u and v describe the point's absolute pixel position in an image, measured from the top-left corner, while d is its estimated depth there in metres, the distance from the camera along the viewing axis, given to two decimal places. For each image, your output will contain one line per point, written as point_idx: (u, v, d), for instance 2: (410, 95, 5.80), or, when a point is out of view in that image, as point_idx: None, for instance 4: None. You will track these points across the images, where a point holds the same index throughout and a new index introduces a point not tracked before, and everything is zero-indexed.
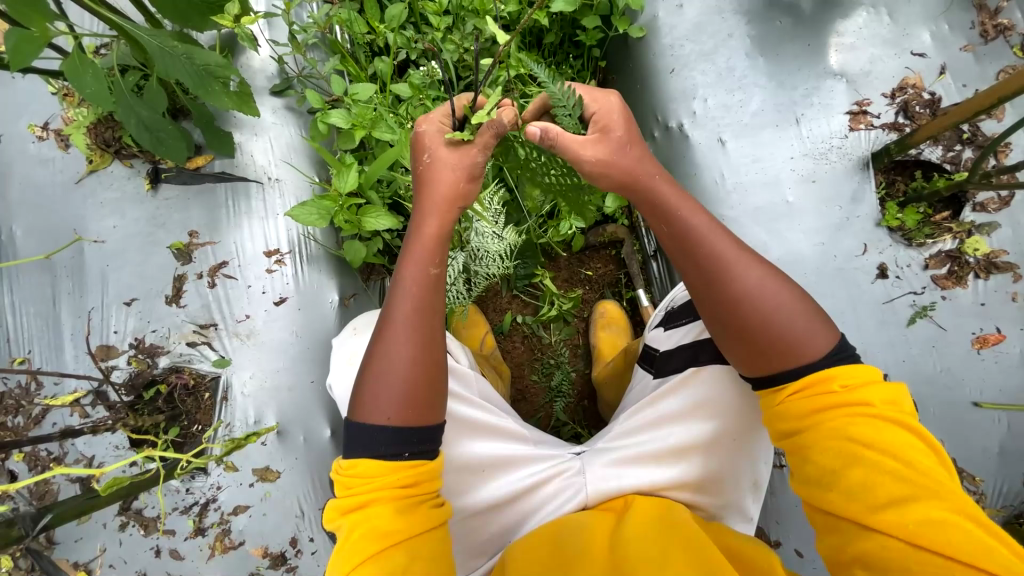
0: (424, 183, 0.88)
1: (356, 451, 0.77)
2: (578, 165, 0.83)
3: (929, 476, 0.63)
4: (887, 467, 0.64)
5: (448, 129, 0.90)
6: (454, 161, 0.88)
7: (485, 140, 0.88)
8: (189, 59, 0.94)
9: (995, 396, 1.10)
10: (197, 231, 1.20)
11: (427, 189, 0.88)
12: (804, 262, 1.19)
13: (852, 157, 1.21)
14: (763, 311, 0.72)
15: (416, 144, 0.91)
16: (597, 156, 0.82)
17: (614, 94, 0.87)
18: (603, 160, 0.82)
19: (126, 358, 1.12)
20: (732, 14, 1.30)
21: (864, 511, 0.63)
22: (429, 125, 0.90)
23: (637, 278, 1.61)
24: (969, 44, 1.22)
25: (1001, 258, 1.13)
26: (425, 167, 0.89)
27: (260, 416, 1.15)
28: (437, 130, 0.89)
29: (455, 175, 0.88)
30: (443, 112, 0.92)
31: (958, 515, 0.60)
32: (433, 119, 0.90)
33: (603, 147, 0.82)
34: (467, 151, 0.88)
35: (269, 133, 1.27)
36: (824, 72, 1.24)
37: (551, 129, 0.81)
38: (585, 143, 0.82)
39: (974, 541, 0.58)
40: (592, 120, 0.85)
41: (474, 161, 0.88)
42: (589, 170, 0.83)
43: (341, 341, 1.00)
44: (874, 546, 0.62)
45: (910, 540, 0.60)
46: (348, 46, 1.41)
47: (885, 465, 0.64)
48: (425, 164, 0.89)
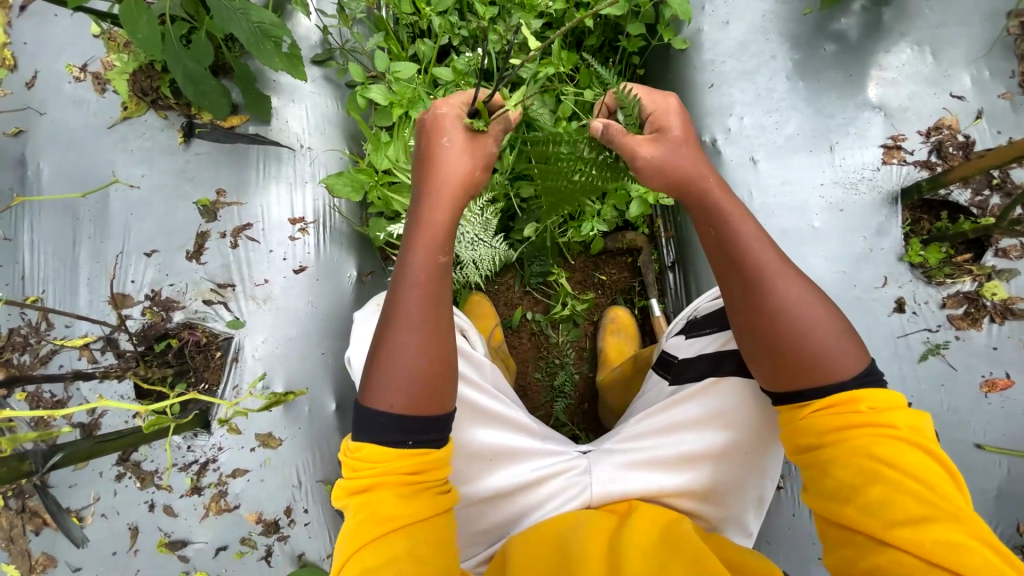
0: (437, 167, 0.89)
1: (363, 435, 0.77)
2: (631, 160, 0.88)
3: (947, 500, 0.64)
4: (908, 487, 0.65)
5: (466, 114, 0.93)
6: (470, 150, 0.91)
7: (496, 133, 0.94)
8: (245, 15, 0.95)
9: (998, 439, 1.11)
10: (225, 190, 1.19)
11: (439, 173, 0.89)
12: (823, 288, 1.20)
13: (881, 190, 1.22)
14: (797, 327, 0.73)
15: (435, 126, 0.92)
16: (652, 155, 0.86)
17: (673, 97, 0.92)
18: (657, 159, 0.86)
19: (141, 309, 1.11)
20: (777, 36, 1.32)
21: (881, 527, 0.64)
22: (448, 109, 0.93)
23: (651, 288, 1.62)
24: (1007, 92, 1.23)
25: (1018, 305, 1.14)
26: (438, 149, 0.90)
27: (268, 383, 1.14)
28: (458, 115, 0.92)
29: (470, 163, 0.90)
30: (463, 99, 0.95)
31: (976, 540, 0.61)
32: (453, 102, 0.94)
33: (659, 147, 0.86)
34: (483, 142, 0.92)
35: (306, 101, 1.27)
36: (862, 104, 1.26)
37: (612, 126, 0.89)
38: (641, 142, 0.87)
39: (990, 566, 0.59)
40: (649, 120, 0.90)
41: (487, 151, 0.92)
42: (642, 167, 0.87)
43: (364, 316, 1.01)
44: (888, 561, 0.63)
45: (926, 557, 0.61)
46: (392, 25, 1.41)
47: (904, 485, 0.65)
48: (441, 147, 0.90)
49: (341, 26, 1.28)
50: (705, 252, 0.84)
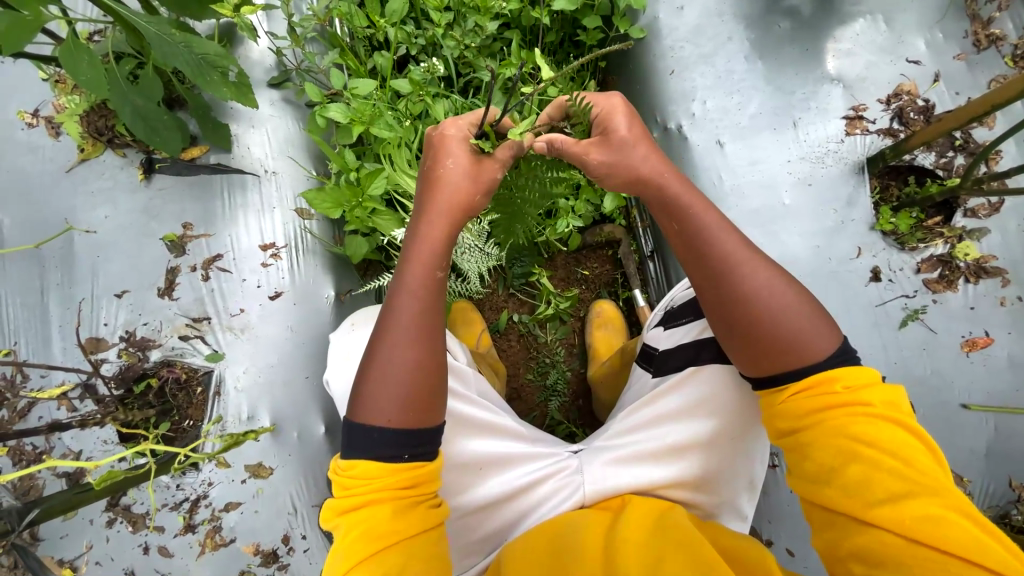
0: (440, 187, 0.85)
1: (355, 453, 0.76)
2: (584, 168, 0.88)
3: (925, 474, 0.64)
4: (886, 464, 0.65)
5: (472, 134, 0.89)
6: (474, 173, 0.87)
7: (503, 157, 0.89)
8: (187, 48, 0.93)
9: (983, 398, 1.12)
10: (191, 223, 1.18)
11: (439, 193, 0.85)
12: (799, 264, 1.20)
13: (847, 161, 1.23)
14: (771, 310, 0.73)
15: (439, 146, 0.87)
16: (603, 159, 0.85)
17: (616, 95, 0.89)
18: (608, 163, 0.85)
19: (116, 351, 1.10)
20: (732, 17, 1.32)
21: (861, 507, 0.65)
22: (456, 129, 0.89)
23: (634, 279, 1.62)
24: (962, 53, 1.24)
25: (990, 263, 1.15)
26: (442, 171, 0.86)
27: (254, 413, 1.13)
28: (463, 135, 0.88)
29: (473, 188, 0.87)
30: (473, 119, 0.91)
31: (954, 512, 0.61)
32: (462, 124, 0.89)
33: (607, 151, 0.85)
34: (489, 168, 0.88)
35: (266, 125, 1.26)
36: (821, 77, 1.26)
37: (557, 141, 0.88)
38: (590, 147, 0.86)
39: (969, 538, 0.59)
40: (595, 122, 0.88)
41: (493, 178, 0.89)
42: (596, 171, 0.86)
43: (339, 336, 1.00)
44: (871, 541, 0.63)
45: (906, 534, 0.61)
46: (348, 40, 1.40)
47: (883, 463, 0.65)
48: (446, 169, 0.86)
49: (294, 47, 1.27)
50: (672, 246, 0.84)
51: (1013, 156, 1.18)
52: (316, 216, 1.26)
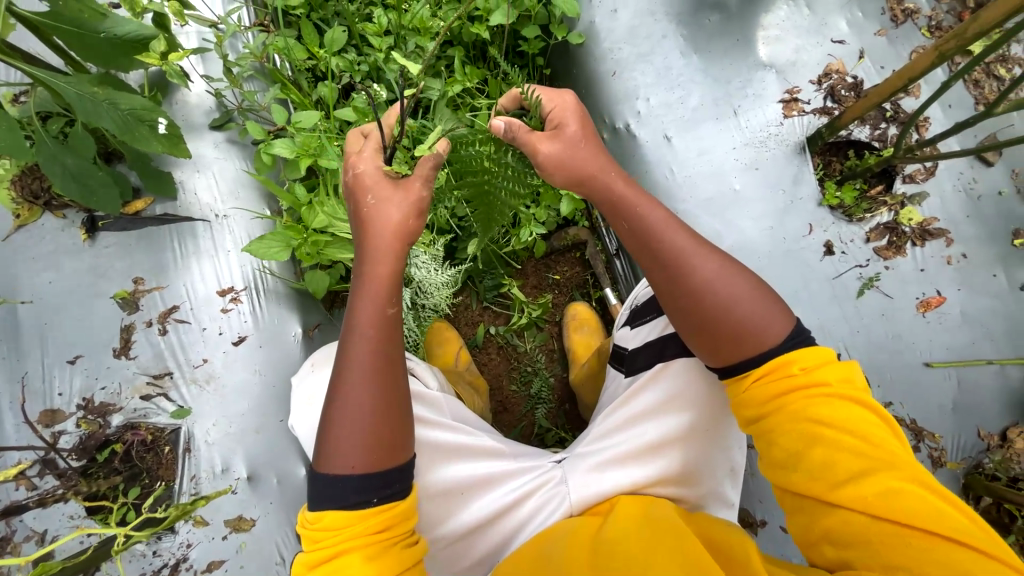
0: (370, 225, 0.86)
1: (322, 504, 0.74)
2: (533, 157, 0.87)
3: (882, 448, 0.66)
4: (846, 443, 0.66)
5: (384, 165, 0.91)
6: (401, 199, 0.87)
7: (423, 173, 0.89)
8: (112, 105, 0.91)
9: (943, 355, 1.16)
10: (141, 277, 1.14)
11: (372, 230, 0.86)
12: (756, 247, 1.23)
13: (788, 142, 1.27)
14: (724, 299, 0.75)
15: (357, 184, 0.89)
16: (552, 152, 0.86)
17: (569, 93, 0.92)
18: (557, 155, 0.86)
19: (75, 420, 1.05)
20: (664, 16, 1.35)
21: (826, 489, 0.66)
22: (366, 163, 0.90)
23: (603, 278, 1.63)
24: (882, 29, 1.30)
25: (933, 225, 1.20)
26: (368, 210, 0.87)
27: (228, 465, 1.10)
28: (376, 168, 0.90)
29: (403, 212, 0.87)
30: (374, 146, 0.92)
31: (912, 484, 0.63)
32: (367, 156, 0.90)
33: (557, 144, 0.86)
34: (410, 188, 0.88)
35: (212, 168, 1.23)
36: (754, 65, 1.30)
37: (514, 124, 0.84)
38: (540, 139, 0.87)
39: (927, 507, 0.61)
40: (549, 118, 0.90)
41: (421, 196, 0.89)
42: (544, 164, 0.87)
43: (300, 379, 0.99)
44: (838, 521, 0.64)
45: (869, 511, 0.63)
46: (289, 75, 1.39)
47: (842, 442, 0.67)
48: (369, 207, 0.87)
49: (232, 88, 1.24)
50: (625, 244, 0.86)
51: (940, 121, 1.24)
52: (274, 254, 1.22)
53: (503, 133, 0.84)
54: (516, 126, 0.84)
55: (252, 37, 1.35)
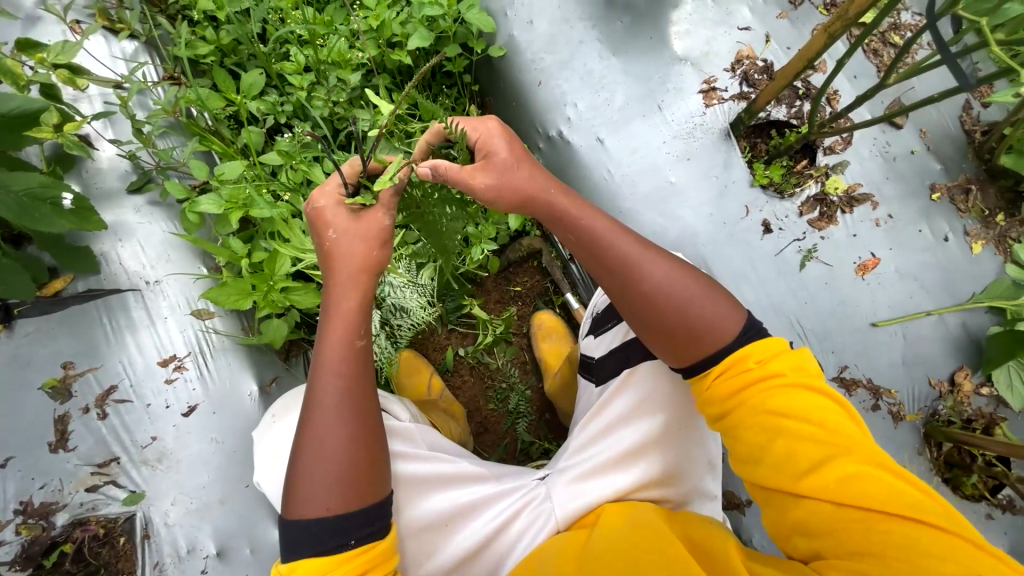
0: (335, 258, 0.84)
1: (297, 552, 0.71)
2: (471, 192, 0.87)
3: (838, 433, 0.68)
4: (805, 433, 0.68)
5: (345, 199, 0.87)
6: (362, 231, 0.85)
7: (387, 200, 0.87)
8: (4, 189, 0.85)
9: (887, 313, 1.21)
10: (71, 361, 1.07)
11: (339, 265, 0.83)
12: (700, 235, 1.26)
13: (714, 130, 1.30)
14: (676, 301, 0.77)
15: (316, 219, 0.86)
16: (488, 183, 0.86)
17: (493, 119, 0.93)
18: (494, 185, 0.86)
19: (13, 527, 0.97)
20: (578, 21, 1.37)
21: (792, 480, 0.68)
22: (325, 199, 0.86)
23: (563, 283, 1.64)
24: (783, 12, 1.36)
25: (858, 191, 1.25)
26: (330, 243, 0.84)
27: (194, 545, 1.04)
28: (335, 202, 0.86)
29: (365, 245, 0.84)
30: (338, 180, 0.89)
31: (870, 466, 0.66)
32: (328, 190, 0.87)
33: (491, 174, 0.86)
34: (373, 217, 0.86)
35: (137, 234, 1.17)
36: (670, 60, 1.34)
37: (441, 166, 0.86)
38: (475, 171, 0.87)
39: (886, 488, 0.64)
40: (477, 147, 0.90)
41: (381, 225, 0.86)
42: (484, 197, 0.87)
43: (261, 433, 0.93)
44: (806, 512, 0.66)
45: (832, 499, 0.65)
46: (208, 125, 1.34)
47: (801, 431, 0.68)
48: (330, 242, 0.84)
49: (145, 148, 1.18)
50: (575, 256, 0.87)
51: (848, 93, 1.30)
52: (217, 313, 1.17)
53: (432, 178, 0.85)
54: (442, 167, 0.86)
55: (162, 91, 1.29)
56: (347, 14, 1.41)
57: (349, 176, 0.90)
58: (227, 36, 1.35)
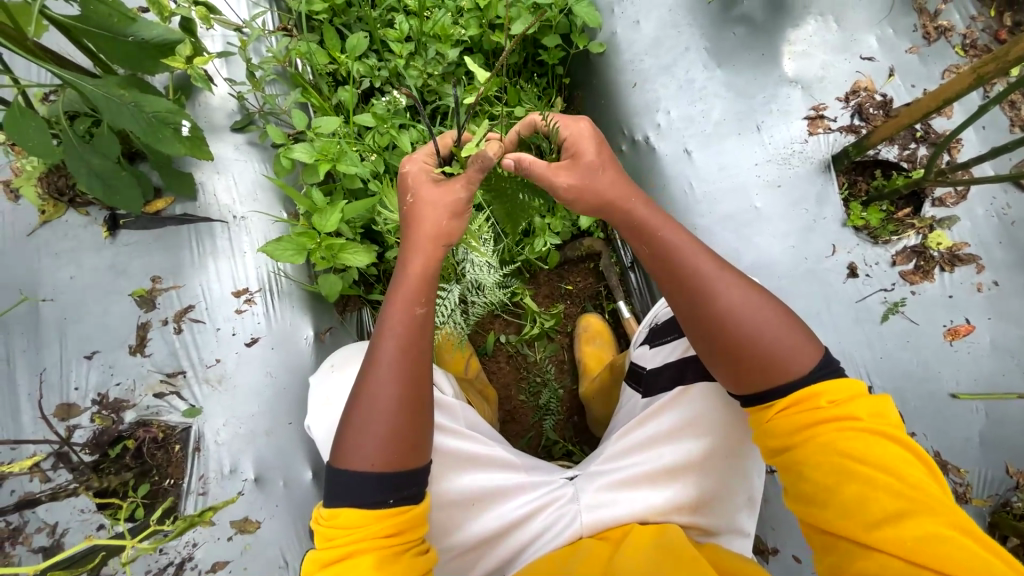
0: (412, 224, 0.85)
1: (338, 501, 0.74)
2: (552, 190, 0.85)
3: (918, 487, 0.65)
4: (880, 481, 0.66)
5: (432, 167, 0.90)
6: (439, 198, 0.84)
7: (468, 175, 0.83)
8: (138, 108, 0.92)
9: (971, 386, 1.12)
10: (159, 276, 1.16)
11: (414, 228, 0.84)
12: (777, 266, 1.20)
13: (813, 160, 1.24)
14: (749, 328, 0.74)
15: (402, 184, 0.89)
16: (570, 182, 0.84)
17: (585, 120, 0.91)
18: (576, 184, 0.84)
19: (89, 415, 1.07)
20: (687, 27, 1.32)
21: (861, 529, 0.65)
22: (412, 165, 0.88)
23: (617, 290, 1.61)
24: (913, 46, 1.27)
25: (963, 250, 1.16)
26: (408, 208, 0.86)
27: (236, 466, 1.11)
28: (425, 170, 0.88)
29: (438, 214, 0.84)
30: (428, 151, 0.91)
31: (952, 529, 0.62)
32: (418, 158, 0.89)
33: (575, 174, 0.84)
34: (452, 188, 0.85)
35: (232, 170, 1.24)
36: (779, 80, 1.28)
37: (524, 159, 0.86)
38: (558, 170, 0.85)
39: (971, 556, 0.59)
40: (565, 146, 0.89)
41: (457, 197, 0.85)
42: (564, 195, 0.85)
43: (319, 379, 0.97)
44: (874, 565, 0.63)
45: (906, 556, 0.61)
46: (310, 78, 1.40)
47: (877, 480, 0.66)
48: (409, 206, 0.86)
49: (254, 91, 1.25)
50: (647, 267, 0.84)
51: (973, 144, 1.21)
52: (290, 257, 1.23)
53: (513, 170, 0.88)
54: (525, 162, 0.86)
55: (276, 41, 1.36)
56: None
57: (441, 148, 0.94)
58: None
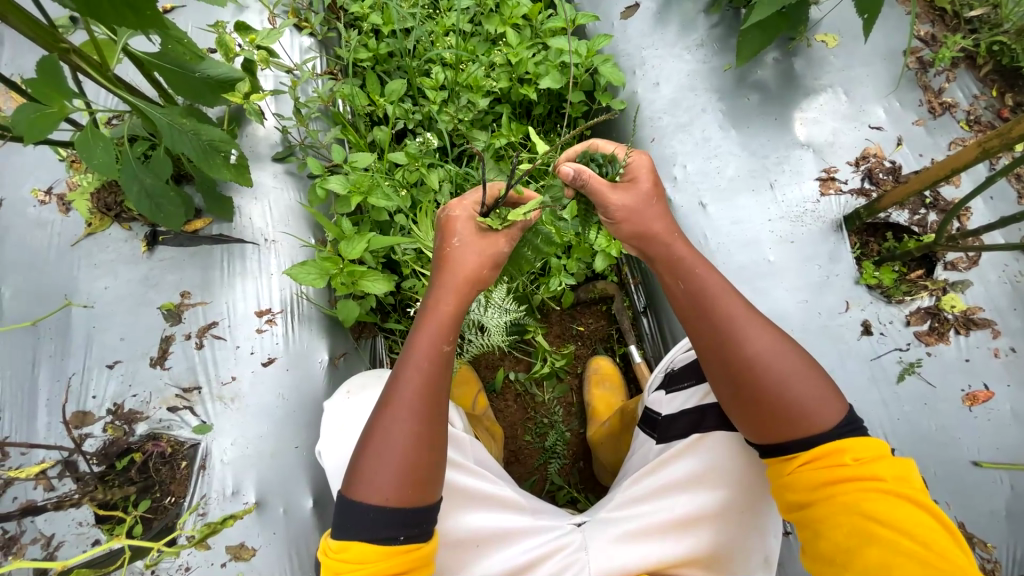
0: (448, 263, 0.88)
1: (347, 534, 0.73)
2: (604, 209, 0.89)
3: (945, 557, 0.63)
4: (904, 547, 0.64)
5: (477, 214, 0.93)
6: (482, 247, 0.89)
7: (512, 232, 0.92)
8: (196, 135, 1.01)
9: (992, 454, 1.09)
10: (189, 291, 1.20)
11: (447, 267, 0.88)
12: (790, 319, 1.21)
13: (825, 219, 1.28)
14: (778, 375, 0.75)
15: (443, 225, 0.91)
16: (624, 204, 0.88)
17: (643, 152, 0.95)
18: (628, 210, 0.88)
19: (102, 425, 1.08)
20: (704, 91, 1.42)
21: None
22: (461, 209, 0.92)
23: (629, 334, 1.62)
24: (920, 119, 1.35)
25: (978, 314, 1.18)
26: (447, 248, 0.89)
27: (238, 488, 1.09)
28: (468, 215, 0.91)
29: (479, 260, 0.89)
30: (475, 198, 0.95)
31: None
32: (466, 203, 0.93)
33: (629, 197, 0.88)
34: (495, 240, 0.90)
35: (269, 196, 1.31)
36: (791, 143, 1.35)
37: (584, 173, 0.87)
38: (612, 190, 0.89)
39: None
40: (624, 172, 0.93)
41: (499, 250, 0.90)
42: (615, 216, 0.88)
43: (333, 405, 0.98)
44: None
45: None
46: (349, 117, 1.50)
47: (900, 545, 0.64)
48: (451, 248, 0.89)
49: (298, 126, 1.35)
50: (676, 303, 0.86)
51: (983, 212, 1.25)
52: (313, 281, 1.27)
53: (571, 180, 0.88)
54: (585, 175, 0.87)
55: (322, 83, 1.48)
56: (489, 47, 1.54)
57: (489, 195, 0.97)
58: (386, 48, 1.53)
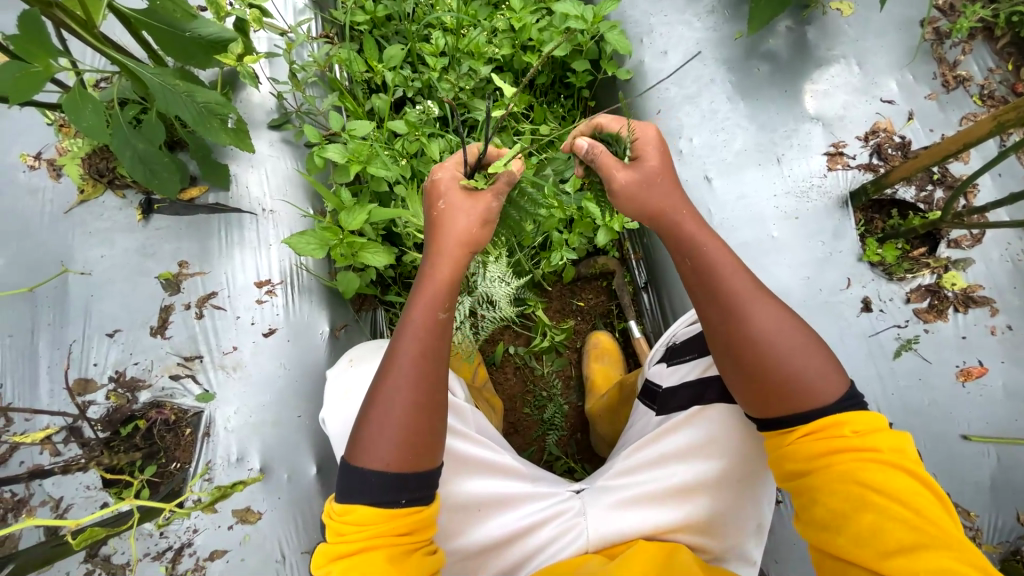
0: (439, 230, 0.86)
1: (350, 498, 0.74)
2: (609, 184, 0.89)
3: (934, 522, 0.66)
4: (897, 513, 0.66)
5: (461, 176, 0.91)
6: (471, 207, 0.87)
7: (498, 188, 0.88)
8: (190, 97, 0.97)
9: (982, 429, 1.12)
10: (187, 261, 1.19)
11: (442, 234, 0.86)
12: (791, 295, 1.21)
13: (831, 195, 1.27)
14: (780, 351, 0.75)
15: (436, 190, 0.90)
16: (629, 177, 0.87)
17: (654, 128, 0.92)
18: (632, 185, 0.87)
19: (105, 392, 1.08)
20: (713, 61, 1.37)
21: (875, 557, 0.66)
22: (444, 172, 0.91)
23: (629, 310, 1.62)
24: (932, 93, 1.32)
25: (978, 292, 1.18)
26: (439, 213, 0.87)
27: (243, 454, 1.11)
28: (454, 179, 0.90)
29: (470, 220, 0.86)
30: (458, 161, 0.94)
31: (965, 565, 0.62)
32: (448, 167, 0.91)
33: (633, 172, 0.87)
34: (483, 198, 0.87)
35: (265, 165, 1.28)
36: (800, 117, 1.32)
37: (597, 147, 0.91)
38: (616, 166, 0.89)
39: None
40: (635, 145, 0.91)
41: (488, 207, 0.87)
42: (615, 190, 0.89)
43: (336, 374, 0.99)
44: None
45: None
46: (347, 84, 1.45)
47: (892, 511, 0.67)
48: (440, 211, 0.87)
49: (294, 91, 1.31)
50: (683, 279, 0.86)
51: (990, 189, 1.24)
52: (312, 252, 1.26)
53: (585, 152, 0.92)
54: (597, 148, 0.91)
55: (317, 47, 1.41)
56: (491, 12, 1.48)
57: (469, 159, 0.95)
58: (383, 11, 1.47)
